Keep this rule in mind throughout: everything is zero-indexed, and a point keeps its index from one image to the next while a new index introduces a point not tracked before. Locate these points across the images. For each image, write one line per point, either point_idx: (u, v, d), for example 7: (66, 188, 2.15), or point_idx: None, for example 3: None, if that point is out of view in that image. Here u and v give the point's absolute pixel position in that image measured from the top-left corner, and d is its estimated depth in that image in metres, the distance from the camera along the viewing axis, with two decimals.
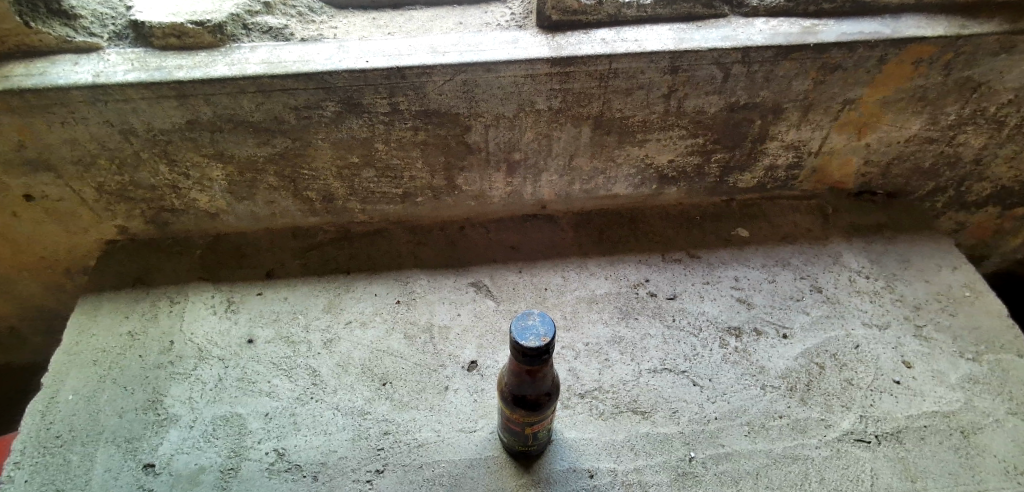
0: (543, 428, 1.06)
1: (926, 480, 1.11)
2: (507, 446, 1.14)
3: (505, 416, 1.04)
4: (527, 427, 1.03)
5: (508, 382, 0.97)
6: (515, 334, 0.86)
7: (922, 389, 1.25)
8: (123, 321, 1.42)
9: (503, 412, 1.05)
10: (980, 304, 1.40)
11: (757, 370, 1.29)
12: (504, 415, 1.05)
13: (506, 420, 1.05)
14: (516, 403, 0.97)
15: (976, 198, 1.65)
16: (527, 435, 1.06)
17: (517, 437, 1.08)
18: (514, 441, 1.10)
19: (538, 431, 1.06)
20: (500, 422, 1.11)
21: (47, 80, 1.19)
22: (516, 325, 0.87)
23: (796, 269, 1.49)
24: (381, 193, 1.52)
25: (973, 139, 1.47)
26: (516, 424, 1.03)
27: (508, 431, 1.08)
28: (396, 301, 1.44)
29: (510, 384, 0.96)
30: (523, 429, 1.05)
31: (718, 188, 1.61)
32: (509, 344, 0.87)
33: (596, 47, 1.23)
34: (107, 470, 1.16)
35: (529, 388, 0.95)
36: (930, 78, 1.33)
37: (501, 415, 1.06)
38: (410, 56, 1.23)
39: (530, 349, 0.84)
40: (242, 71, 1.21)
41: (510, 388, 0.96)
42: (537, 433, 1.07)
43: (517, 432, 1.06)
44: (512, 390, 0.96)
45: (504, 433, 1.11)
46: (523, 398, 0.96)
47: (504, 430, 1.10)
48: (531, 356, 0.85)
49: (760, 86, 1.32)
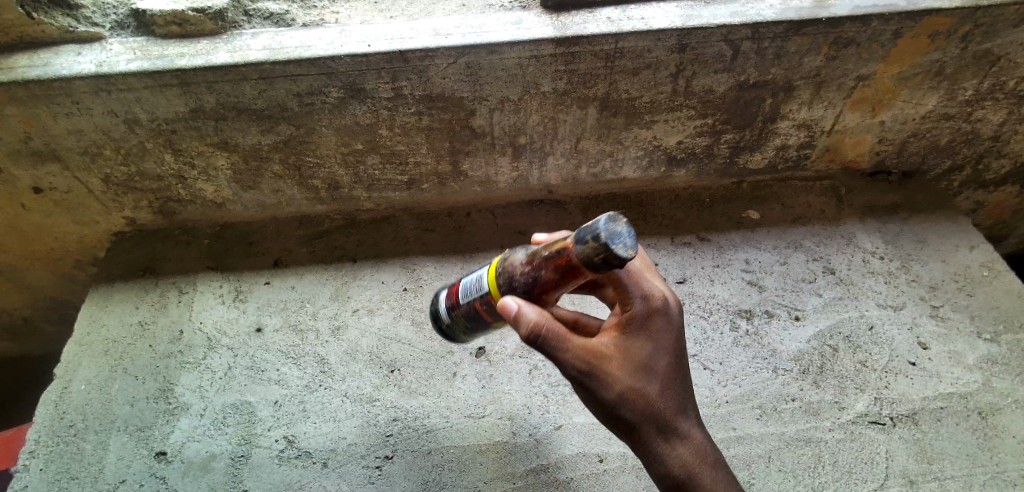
0: (496, 324, 0.87)
1: (942, 462, 1.09)
2: (442, 330, 0.94)
3: (482, 292, 0.83)
4: (489, 316, 0.84)
5: (533, 259, 0.76)
6: (600, 227, 0.65)
7: (939, 370, 1.22)
8: (133, 312, 1.42)
9: (480, 288, 0.84)
10: (999, 283, 1.37)
11: (768, 353, 1.27)
12: (477, 288, 0.85)
13: (473, 298, 0.85)
14: (517, 286, 0.77)
15: (993, 176, 1.60)
16: (479, 322, 0.87)
17: (463, 320, 0.88)
18: (453, 322, 0.90)
19: (492, 325, 0.87)
20: (451, 296, 0.90)
21: (50, 71, 1.19)
22: (609, 221, 0.65)
23: (809, 251, 1.47)
24: (386, 180, 1.51)
25: (991, 115, 1.43)
26: (485, 306, 0.83)
27: (460, 310, 0.88)
28: (403, 288, 1.43)
29: (534, 263, 0.75)
30: (483, 315, 0.85)
31: (728, 169, 1.58)
32: (585, 232, 0.66)
33: (601, 26, 1.20)
34: (120, 458, 1.17)
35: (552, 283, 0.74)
36: (947, 52, 1.29)
37: (475, 290, 0.85)
38: (413, 39, 1.21)
39: (610, 256, 0.64)
40: (244, 58, 1.20)
41: (530, 267, 0.76)
42: (485, 326, 0.88)
43: (471, 315, 0.86)
44: (528, 272, 0.76)
45: (445, 308, 0.91)
46: (532, 286, 0.76)
47: (451, 306, 0.89)
48: (602, 262, 0.65)
49: (770, 63, 1.29)
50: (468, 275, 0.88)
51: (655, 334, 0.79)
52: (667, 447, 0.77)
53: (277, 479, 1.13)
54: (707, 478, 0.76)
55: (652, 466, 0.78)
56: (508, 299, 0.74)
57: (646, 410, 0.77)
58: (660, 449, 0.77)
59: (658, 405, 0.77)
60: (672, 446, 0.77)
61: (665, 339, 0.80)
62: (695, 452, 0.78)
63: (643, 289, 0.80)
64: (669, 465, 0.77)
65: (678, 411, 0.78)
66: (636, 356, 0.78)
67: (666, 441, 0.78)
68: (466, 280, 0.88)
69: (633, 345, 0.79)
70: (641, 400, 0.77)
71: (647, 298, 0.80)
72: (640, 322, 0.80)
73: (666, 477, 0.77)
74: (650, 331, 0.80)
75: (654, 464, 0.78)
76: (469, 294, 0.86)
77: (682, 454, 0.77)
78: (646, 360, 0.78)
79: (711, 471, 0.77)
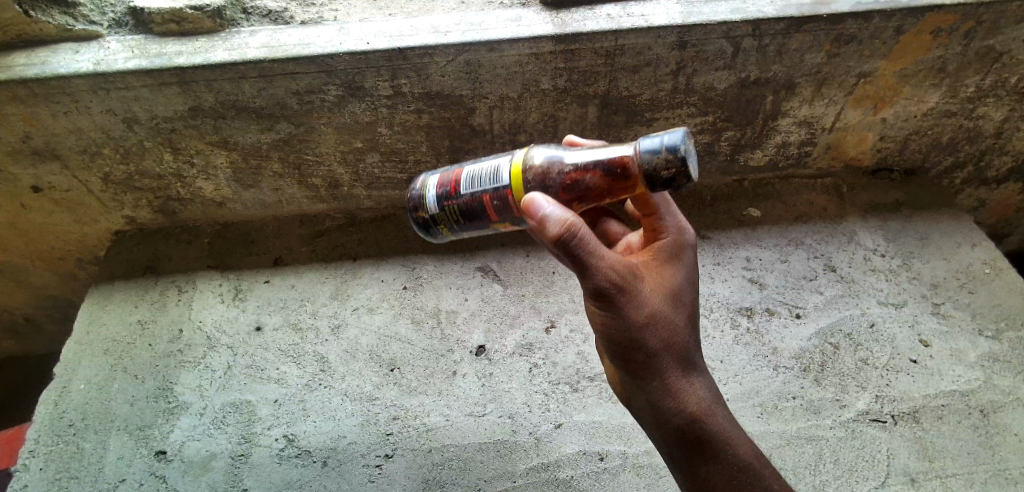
0: (491, 227, 0.80)
1: (944, 460, 1.09)
2: (426, 221, 0.83)
3: (499, 185, 0.75)
4: (494, 215, 0.77)
5: (577, 162, 0.73)
6: (675, 141, 0.65)
7: (941, 368, 1.22)
8: (132, 311, 1.42)
9: (496, 181, 0.76)
10: (1001, 281, 1.36)
11: (769, 351, 1.27)
12: (485, 182, 0.76)
13: (482, 191, 0.76)
14: (551, 185, 0.73)
15: (996, 174, 1.60)
16: (475, 220, 0.78)
17: (457, 213, 0.79)
18: (443, 214, 0.80)
19: (488, 227, 0.80)
20: (448, 185, 0.80)
21: (49, 69, 1.19)
22: (684, 138, 0.65)
23: (810, 248, 1.46)
24: (385, 179, 1.50)
25: (994, 112, 1.42)
26: (496, 203, 0.76)
27: (457, 201, 0.78)
28: (403, 286, 1.43)
29: (579, 166, 0.72)
30: (486, 212, 0.77)
31: (729, 167, 1.57)
32: (658, 141, 0.65)
33: (601, 23, 1.20)
34: (120, 457, 1.17)
35: (593, 191, 0.72)
36: (949, 48, 1.28)
37: (487, 182, 0.76)
38: (412, 37, 1.21)
39: (682, 175, 0.65)
40: (242, 56, 1.20)
41: (572, 168, 0.72)
42: (478, 226, 0.80)
43: (471, 209, 0.78)
44: (570, 174, 0.72)
45: (437, 196, 0.80)
46: (569, 190, 0.72)
47: (447, 196, 0.79)
48: (669, 177, 0.65)
49: (771, 60, 1.28)
50: (476, 165, 0.79)
51: (681, 265, 0.81)
52: (682, 381, 0.76)
53: (277, 478, 1.13)
54: (721, 416, 0.76)
55: (665, 403, 0.75)
56: (541, 196, 0.66)
57: (671, 339, 0.75)
58: (676, 383, 0.75)
59: (681, 336, 0.76)
60: (687, 381, 0.76)
61: (689, 271, 0.81)
62: (706, 388, 0.77)
63: (675, 219, 0.82)
64: (685, 399, 0.75)
65: (693, 345, 0.78)
66: (669, 284, 0.78)
67: (681, 375, 0.76)
68: (471, 168, 0.79)
69: (660, 273, 0.78)
70: (668, 329, 0.74)
71: (678, 229, 0.83)
72: (669, 252, 0.81)
73: (682, 413, 0.75)
74: (677, 261, 0.81)
75: (669, 401, 0.75)
76: (478, 185, 0.77)
77: (696, 388, 0.76)
78: (672, 289, 0.77)
79: (722, 408, 0.77)
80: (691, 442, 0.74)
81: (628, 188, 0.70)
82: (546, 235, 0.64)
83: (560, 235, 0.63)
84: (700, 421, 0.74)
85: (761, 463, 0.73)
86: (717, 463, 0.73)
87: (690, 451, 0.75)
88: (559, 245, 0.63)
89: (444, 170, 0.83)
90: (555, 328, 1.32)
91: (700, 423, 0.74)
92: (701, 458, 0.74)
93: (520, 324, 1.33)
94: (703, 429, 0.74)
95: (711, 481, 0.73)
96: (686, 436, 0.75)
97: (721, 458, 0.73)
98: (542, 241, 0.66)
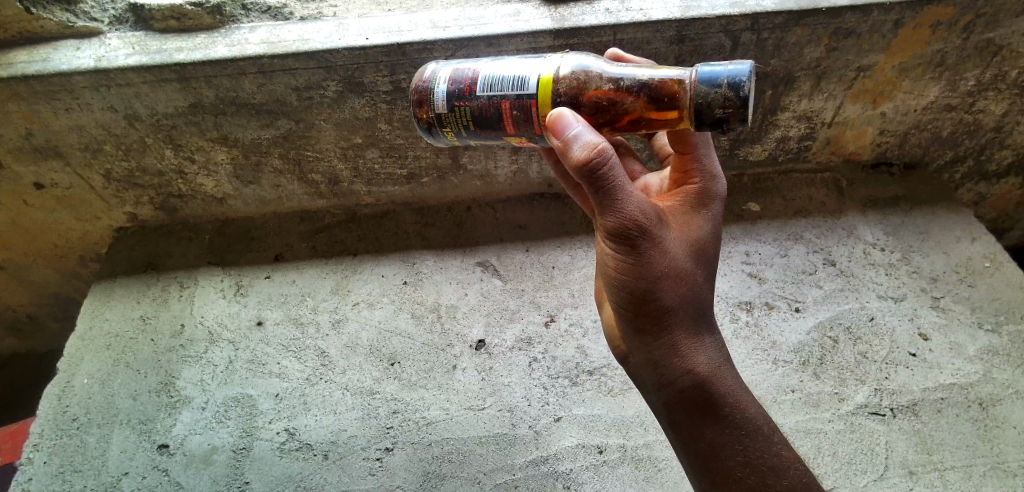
0: (503, 136, 0.79)
1: (942, 453, 1.09)
2: (432, 119, 0.79)
3: (523, 94, 0.73)
4: (511, 125, 0.75)
5: (619, 83, 0.71)
6: (741, 77, 0.64)
7: (939, 362, 1.22)
8: (134, 306, 1.43)
9: (520, 88, 0.73)
10: (1000, 274, 1.36)
11: (768, 345, 1.27)
12: (506, 89, 0.74)
13: (503, 97, 0.74)
14: (583, 103, 0.72)
15: (997, 168, 1.59)
16: (488, 126, 0.77)
17: (470, 116, 0.76)
18: (453, 114, 0.77)
19: (498, 137, 0.78)
20: (463, 83, 0.77)
21: (49, 66, 1.20)
22: (750, 75, 0.65)
23: (809, 243, 1.46)
24: (385, 174, 1.50)
25: (994, 106, 1.41)
26: (516, 113, 0.74)
27: (471, 103, 0.76)
28: (402, 281, 1.44)
29: (620, 88, 0.71)
30: (502, 120, 0.75)
31: (729, 162, 1.57)
32: (722, 71, 0.64)
33: (600, 18, 1.20)
34: (123, 451, 1.18)
35: (629, 116, 0.71)
36: (949, 42, 1.28)
37: (509, 88, 0.74)
38: (411, 32, 1.21)
39: (737, 117, 0.64)
40: (242, 52, 1.20)
41: (612, 89, 0.71)
42: (488, 133, 0.78)
43: (486, 114, 0.75)
44: (606, 95, 0.71)
45: (449, 93, 0.77)
46: (604, 112, 0.71)
47: (461, 95, 0.76)
48: (722, 118, 0.65)
49: (770, 54, 1.28)
50: (496, 67, 0.76)
51: (708, 214, 0.82)
52: (692, 342, 0.78)
53: (278, 471, 1.14)
54: (728, 378, 0.78)
55: (673, 362, 0.77)
56: (572, 115, 0.66)
57: (687, 296, 0.76)
58: (686, 344, 0.77)
59: (697, 294, 0.77)
60: (697, 342, 0.78)
61: (716, 221, 0.82)
62: (714, 350, 0.79)
63: (709, 165, 0.83)
64: (693, 360, 0.77)
65: (707, 305, 0.80)
66: (692, 239, 0.79)
67: (692, 336, 0.78)
68: (492, 71, 0.75)
69: (684, 223, 0.80)
70: (686, 286, 0.76)
71: (709, 175, 0.83)
72: (693, 206, 0.82)
73: (690, 373, 0.77)
74: (704, 209, 0.82)
75: (677, 361, 0.77)
76: (498, 90, 0.74)
77: (706, 351, 0.78)
78: (695, 242, 0.78)
79: (728, 370, 0.79)
80: (700, 401, 0.77)
81: (669, 118, 0.70)
82: (574, 161, 0.64)
83: (589, 161, 0.63)
84: (707, 382, 0.77)
85: (764, 428, 0.77)
86: (721, 426, 0.76)
87: (694, 412, 0.77)
88: (588, 173, 0.64)
89: (457, 65, 0.80)
90: (555, 322, 1.32)
91: (706, 384, 0.77)
92: (706, 419, 0.77)
93: (519, 318, 1.33)
94: (709, 391, 0.77)
95: (713, 442, 0.76)
96: (691, 395, 0.77)
97: (725, 420, 0.76)
98: (568, 168, 0.66)
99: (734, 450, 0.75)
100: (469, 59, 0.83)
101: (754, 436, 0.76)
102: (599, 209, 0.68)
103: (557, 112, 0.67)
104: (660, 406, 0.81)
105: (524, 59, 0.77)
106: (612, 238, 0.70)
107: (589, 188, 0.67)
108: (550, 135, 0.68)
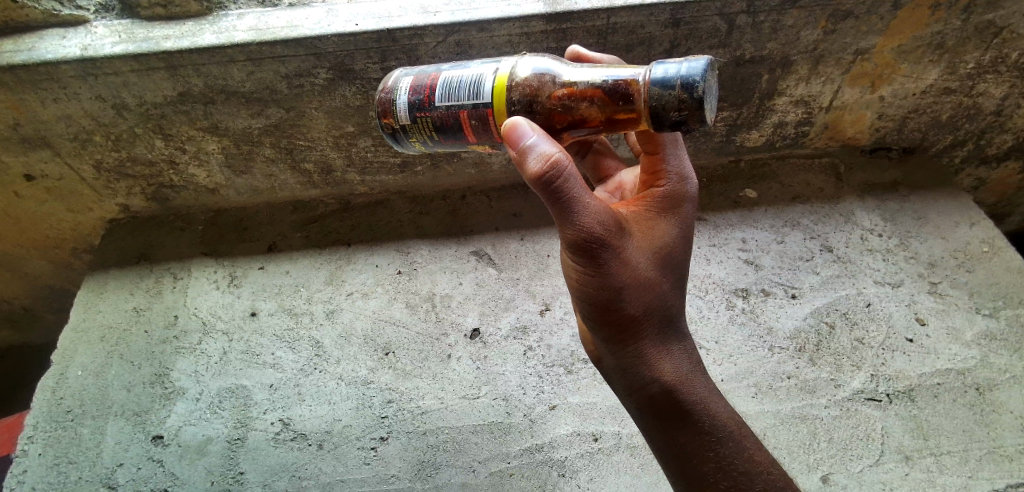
0: (467, 145, 0.79)
1: (939, 438, 1.09)
2: (397, 130, 0.80)
3: (479, 103, 0.73)
4: (471, 134, 0.75)
5: (575, 86, 0.70)
6: (695, 76, 0.61)
7: (936, 347, 1.21)
8: (127, 298, 1.43)
9: (476, 97, 0.73)
10: (998, 259, 1.35)
11: (765, 331, 1.27)
12: (462, 98, 0.74)
13: (460, 107, 0.74)
14: (539, 110, 0.71)
15: (996, 152, 1.57)
16: (450, 136, 0.77)
17: (432, 125, 0.77)
18: (416, 125, 0.78)
19: (461, 144, 0.78)
20: (423, 93, 0.77)
21: (35, 55, 1.19)
22: (705, 73, 0.61)
23: (807, 229, 1.45)
24: (379, 163, 1.48)
25: (993, 89, 1.40)
26: (474, 122, 0.74)
27: (431, 113, 0.76)
28: (397, 271, 1.43)
29: (576, 92, 0.69)
30: (462, 129, 0.76)
31: (725, 148, 1.55)
32: (675, 73, 0.61)
33: (593, 1, 1.18)
34: (117, 442, 1.18)
35: (589, 118, 0.70)
36: (948, 24, 1.26)
37: (465, 98, 0.74)
38: (401, 17, 1.19)
39: (695, 117, 0.62)
40: (230, 39, 1.18)
41: (567, 93, 0.70)
42: (452, 142, 0.78)
43: (446, 124, 0.76)
44: (561, 99, 0.70)
45: (410, 103, 0.77)
46: (562, 116, 0.71)
47: (422, 105, 0.77)
48: (679, 119, 0.62)
49: (766, 37, 1.26)
50: (454, 73, 0.76)
51: (675, 218, 0.81)
52: (659, 350, 0.78)
53: (273, 462, 1.14)
54: (696, 384, 0.79)
55: (640, 369, 0.78)
56: (526, 124, 0.63)
57: (652, 305, 0.76)
58: (653, 351, 0.78)
59: (663, 302, 0.77)
60: (664, 350, 0.78)
61: (683, 227, 0.81)
62: (682, 357, 0.80)
63: (676, 165, 0.81)
64: (660, 367, 0.78)
65: (675, 313, 0.79)
66: (658, 246, 0.77)
67: (658, 344, 0.78)
68: (449, 78, 0.75)
69: (650, 229, 0.79)
70: (650, 295, 0.75)
71: (678, 176, 0.81)
72: (661, 209, 0.80)
73: (656, 381, 0.77)
74: (671, 214, 0.80)
75: (643, 369, 0.78)
76: (455, 100, 0.74)
77: (673, 359, 0.79)
78: (661, 249, 0.77)
79: (698, 377, 0.79)
80: (669, 410, 0.77)
81: (629, 121, 0.68)
82: (529, 173, 0.63)
83: (544, 174, 0.62)
84: (674, 389, 0.77)
85: (737, 433, 0.77)
86: (691, 433, 0.77)
87: (662, 418, 0.78)
88: (542, 186, 0.62)
89: (419, 73, 0.80)
90: (550, 311, 1.31)
91: (673, 392, 0.77)
92: (674, 426, 0.77)
93: (514, 307, 1.33)
94: (677, 398, 0.77)
95: (684, 447, 0.77)
96: (660, 403, 0.78)
97: (694, 426, 0.77)
98: (524, 179, 0.64)
99: (705, 455, 0.76)
100: (434, 65, 0.83)
101: (726, 442, 0.76)
102: (558, 221, 0.66)
103: (512, 121, 0.64)
104: (631, 410, 0.82)
105: (481, 63, 0.77)
106: (573, 251, 0.69)
107: (547, 200, 0.65)
108: (505, 144, 0.65)
